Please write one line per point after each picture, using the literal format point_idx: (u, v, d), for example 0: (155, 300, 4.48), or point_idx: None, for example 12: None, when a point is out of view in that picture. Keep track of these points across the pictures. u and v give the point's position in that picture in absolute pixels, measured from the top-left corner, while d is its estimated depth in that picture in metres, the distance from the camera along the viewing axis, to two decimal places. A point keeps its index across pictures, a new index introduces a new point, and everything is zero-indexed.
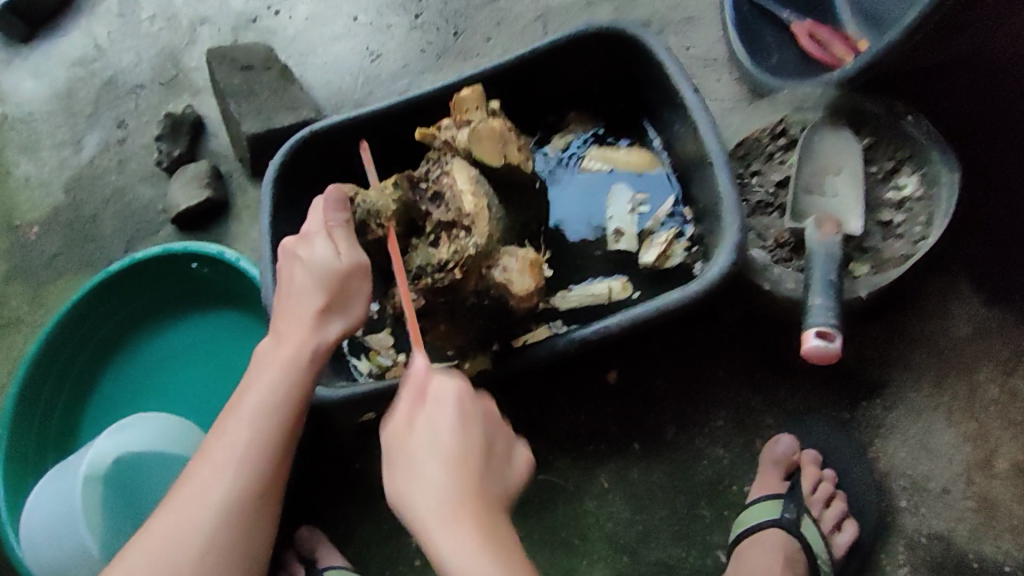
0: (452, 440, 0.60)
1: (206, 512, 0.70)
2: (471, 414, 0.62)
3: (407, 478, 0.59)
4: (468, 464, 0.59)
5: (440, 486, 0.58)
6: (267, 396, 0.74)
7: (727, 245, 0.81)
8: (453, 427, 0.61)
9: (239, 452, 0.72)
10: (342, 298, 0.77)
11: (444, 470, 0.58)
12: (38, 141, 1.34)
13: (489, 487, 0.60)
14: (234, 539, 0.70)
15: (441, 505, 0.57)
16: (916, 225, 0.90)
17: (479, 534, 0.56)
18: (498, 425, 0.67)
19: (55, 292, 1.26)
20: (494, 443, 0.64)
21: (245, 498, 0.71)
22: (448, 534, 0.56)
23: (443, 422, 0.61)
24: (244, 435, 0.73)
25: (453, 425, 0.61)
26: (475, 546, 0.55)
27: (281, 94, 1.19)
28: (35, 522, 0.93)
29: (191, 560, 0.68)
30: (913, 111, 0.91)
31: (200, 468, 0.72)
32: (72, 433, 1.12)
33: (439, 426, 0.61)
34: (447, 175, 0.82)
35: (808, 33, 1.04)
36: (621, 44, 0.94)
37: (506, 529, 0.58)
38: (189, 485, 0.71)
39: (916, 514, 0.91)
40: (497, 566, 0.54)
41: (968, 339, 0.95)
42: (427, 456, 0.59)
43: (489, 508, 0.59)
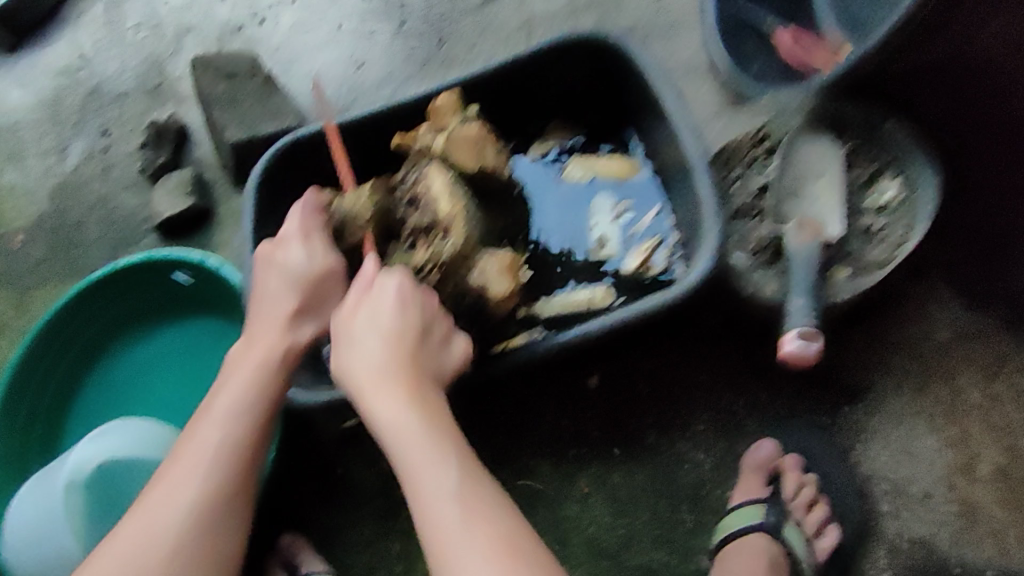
0: (389, 318, 0.71)
1: (179, 513, 0.69)
2: (410, 300, 0.73)
3: (350, 351, 0.71)
4: (402, 341, 0.71)
5: (376, 359, 0.69)
6: (241, 398, 0.74)
7: (707, 248, 0.81)
8: (392, 309, 0.72)
9: (212, 455, 0.71)
10: (317, 299, 0.78)
11: (380, 343, 0.70)
12: (23, 149, 1.34)
13: (422, 359, 0.71)
14: (208, 542, 0.69)
15: (376, 371, 0.69)
16: (895, 230, 0.91)
17: (405, 397, 0.68)
18: (439, 311, 0.76)
19: (38, 299, 1.25)
20: (433, 325, 0.74)
21: (218, 501, 0.71)
22: (378, 397, 0.68)
23: (384, 306, 0.72)
24: (220, 438, 0.72)
25: (393, 304, 0.72)
26: (402, 409, 0.67)
27: (264, 102, 1.19)
28: (19, 526, 0.94)
29: (163, 563, 0.67)
30: (893, 116, 0.93)
31: (175, 470, 0.71)
32: (52, 439, 1.11)
33: (379, 304, 0.72)
34: (423, 180, 0.81)
35: (788, 40, 1.04)
36: (605, 52, 0.94)
37: (433, 398, 0.70)
38: (163, 488, 0.70)
39: (898, 518, 0.91)
40: (416, 421, 0.67)
41: (949, 344, 0.96)
42: (367, 331, 0.71)
43: (418, 376, 0.70)
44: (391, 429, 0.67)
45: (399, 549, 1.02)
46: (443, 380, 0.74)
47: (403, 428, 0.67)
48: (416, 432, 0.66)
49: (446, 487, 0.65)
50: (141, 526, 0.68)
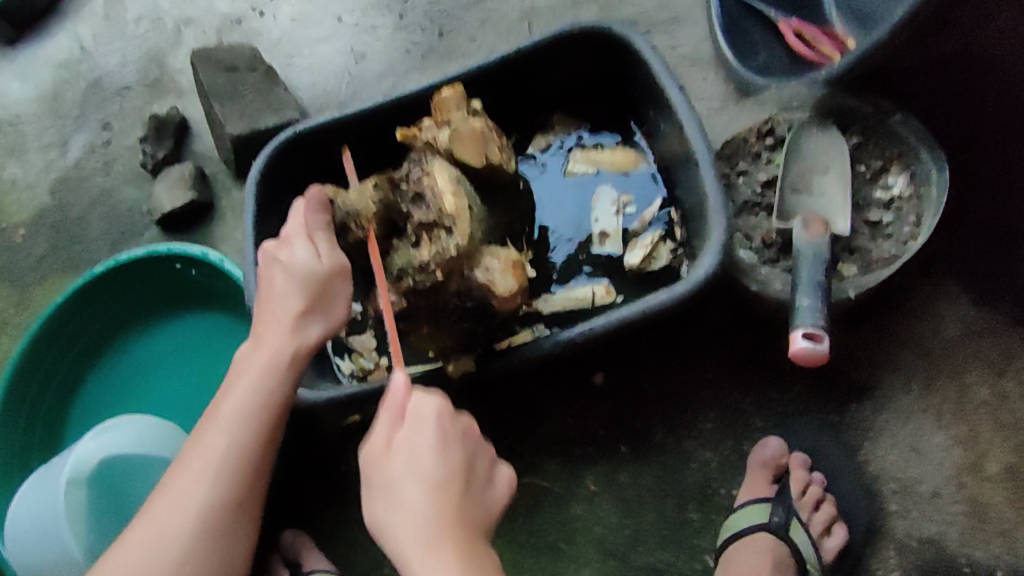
0: (432, 472, 0.65)
1: (186, 517, 0.71)
2: (452, 442, 0.68)
3: (388, 504, 0.65)
4: (447, 490, 0.65)
5: (419, 512, 0.64)
6: (246, 402, 0.75)
7: (712, 246, 0.80)
8: (433, 454, 0.66)
9: (217, 459, 0.73)
10: (323, 300, 0.76)
11: (421, 497, 0.65)
12: (24, 143, 1.32)
13: (467, 505, 0.67)
14: (216, 544, 0.72)
15: (422, 533, 0.63)
16: (904, 225, 0.90)
17: (455, 556, 0.63)
18: (478, 444, 0.72)
19: (40, 295, 1.24)
20: (474, 464, 0.70)
21: (226, 504, 0.73)
22: (427, 565, 0.62)
23: (423, 454, 0.66)
24: (226, 443, 0.73)
25: (433, 450, 0.66)
26: (450, 569, 0.62)
27: (265, 95, 1.17)
28: (22, 522, 0.93)
29: (173, 563, 0.70)
30: (900, 109, 0.90)
31: (183, 473, 0.72)
32: (57, 433, 1.11)
33: (420, 452, 0.66)
34: (428, 175, 0.79)
35: (794, 31, 1.02)
36: (610, 44, 0.93)
37: (479, 549, 0.64)
38: (171, 491, 0.73)
39: (907, 517, 0.90)
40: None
41: (958, 340, 0.95)
42: (407, 483, 0.65)
43: (466, 534, 0.65)
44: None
45: None
46: (484, 520, 0.68)
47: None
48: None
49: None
50: (150, 526, 0.70)
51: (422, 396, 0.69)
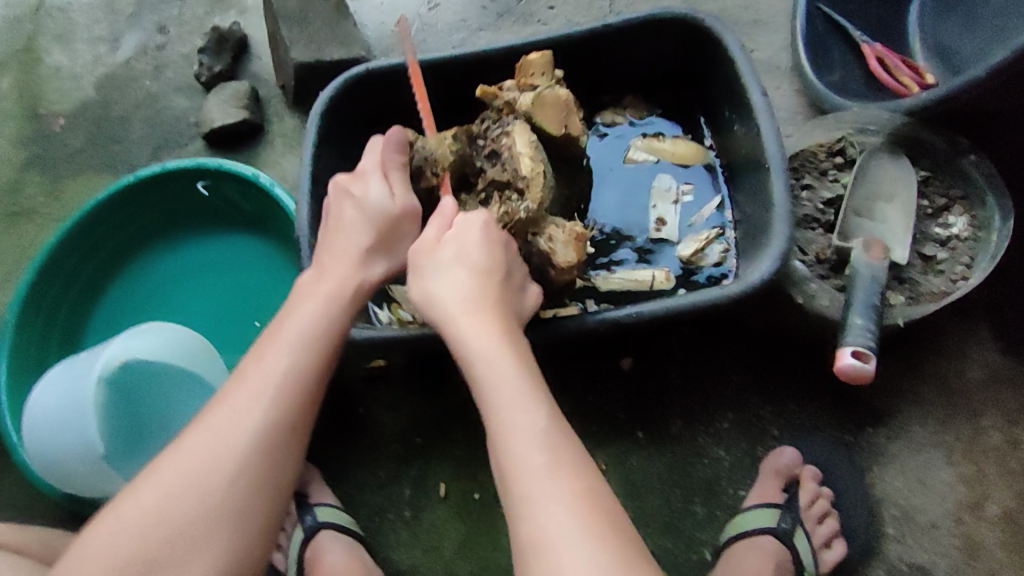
0: (479, 256, 0.71)
1: (236, 447, 0.65)
2: (496, 239, 0.73)
3: (437, 279, 0.71)
4: (491, 274, 0.71)
5: (465, 289, 0.69)
6: (310, 330, 0.71)
7: (771, 253, 0.81)
8: (480, 243, 0.72)
9: (275, 381, 0.68)
10: (389, 239, 0.77)
11: (471, 278, 0.70)
12: (74, 31, 1.31)
13: (508, 298, 0.71)
14: (265, 477, 0.66)
15: (467, 297, 0.69)
16: (957, 264, 0.90)
17: (497, 327, 0.68)
18: (518, 261, 0.76)
19: (73, 189, 1.24)
20: (514, 269, 0.74)
21: (277, 432, 0.67)
22: (472, 325, 0.67)
23: (471, 245, 0.72)
24: (286, 365, 0.69)
25: (479, 240, 0.72)
26: (499, 346, 0.66)
27: (334, 27, 1.16)
28: (43, 409, 0.94)
29: (219, 494, 0.64)
30: (976, 151, 0.90)
31: (238, 395, 0.67)
32: (74, 336, 1.11)
33: (466, 236, 0.72)
34: (507, 136, 0.80)
35: (876, 56, 1.00)
36: (697, 34, 0.92)
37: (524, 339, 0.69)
38: (220, 416, 0.66)
39: (903, 542, 0.93)
40: (508, 355, 0.66)
41: (979, 384, 0.97)
42: (458, 266, 0.71)
43: (507, 313, 0.70)
44: (481, 359, 0.65)
45: (406, 495, 1.03)
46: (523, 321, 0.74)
47: (502, 372, 0.64)
48: (513, 371, 0.65)
49: (535, 435, 0.61)
50: (200, 454, 0.64)
51: (471, 209, 0.76)
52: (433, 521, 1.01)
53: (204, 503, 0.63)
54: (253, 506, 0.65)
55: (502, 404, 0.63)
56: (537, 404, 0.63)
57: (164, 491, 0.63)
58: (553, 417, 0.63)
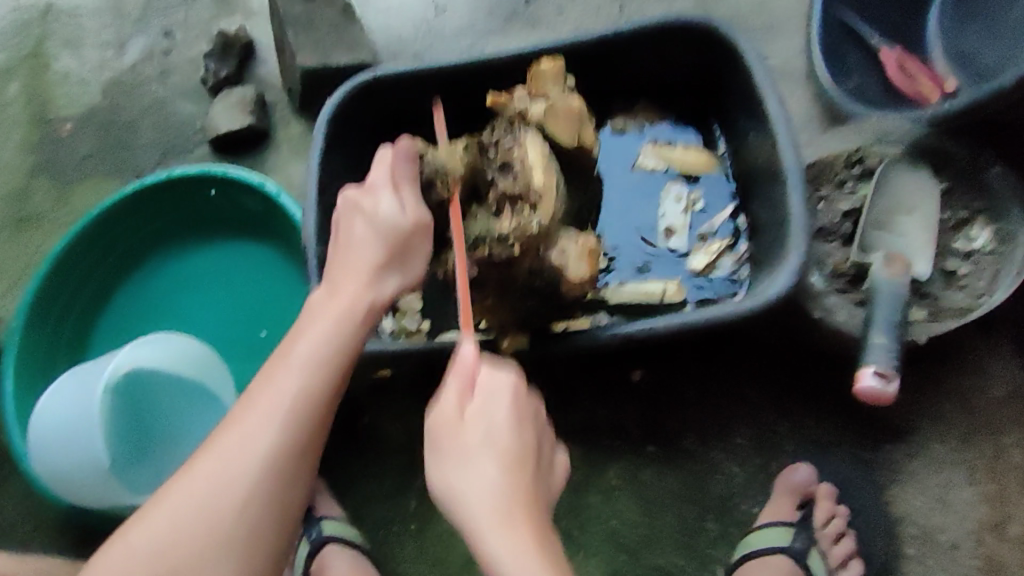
0: (510, 439, 0.61)
1: (248, 466, 0.64)
2: (526, 414, 0.64)
3: (461, 470, 0.60)
4: (522, 466, 0.61)
5: (495, 487, 0.59)
6: (320, 347, 0.69)
7: (788, 267, 0.79)
8: (511, 427, 0.62)
9: (286, 404, 0.67)
10: (403, 254, 0.75)
11: (501, 473, 0.60)
12: (81, 36, 1.29)
13: (539, 490, 0.62)
14: (277, 495, 0.65)
15: (498, 502, 0.58)
16: (979, 279, 0.87)
17: (531, 537, 0.57)
18: (547, 429, 0.68)
19: (79, 195, 1.22)
20: (543, 449, 0.66)
21: (288, 451, 0.66)
22: (504, 534, 0.57)
23: (500, 425, 0.62)
24: (298, 384, 0.67)
25: (510, 415, 0.63)
26: (528, 550, 0.56)
27: (340, 32, 1.14)
28: (44, 423, 0.91)
29: (234, 510, 0.63)
30: (1000, 163, 0.88)
31: (251, 412, 0.66)
32: (83, 342, 1.10)
33: (494, 411, 0.63)
34: (519, 147, 0.78)
35: (897, 62, 0.99)
36: (712, 41, 0.90)
37: (556, 541, 0.59)
38: (233, 433, 0.65)
39: (922, 563, 0.91)
40: (542, 569, 0.55)
41: (1002, 400, 0.94)
42: (488, 459, 0.60)
43: (541, 511, 0.60)
44: (514, 574, 0.55)
45: (414, 508, 1.01)
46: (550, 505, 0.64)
47: None
48: None
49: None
50: (212, 473, 0.63)
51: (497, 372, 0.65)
52: (441, 536, 1.00)
53: (217, 522, 0.62)
54: (265, 523, 0.64)
55: None
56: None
57: (175, 523, 0.62)
58: None
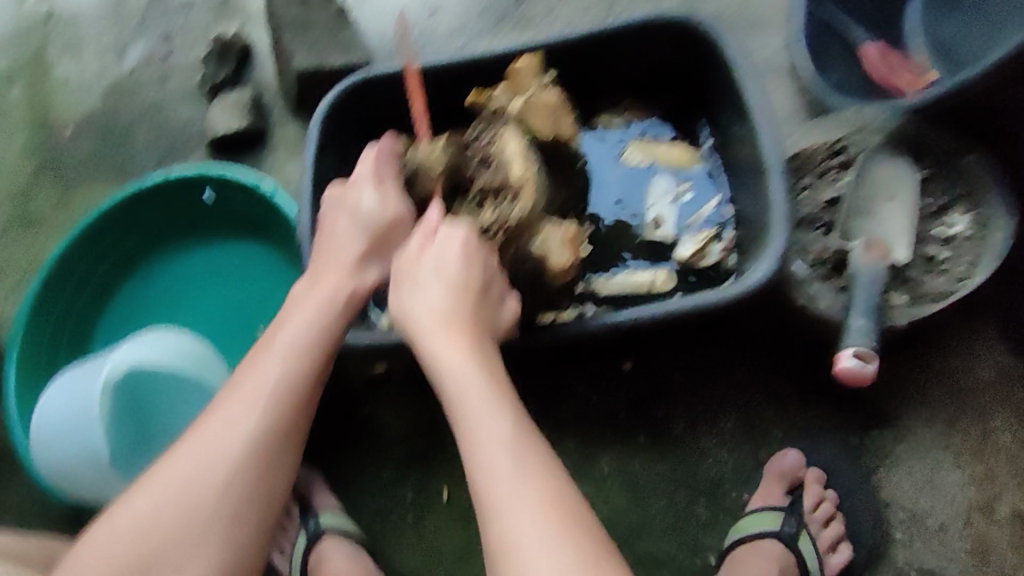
0: (456, 270, 0.70)
1: (230, 453, 0.66)
2: (474, 251, 0.72)
3: (414, 295, 0.70)
4: (466, 291, 0.70)
5: (439, 305, 0.69)
6: (302, 338, 0.72)
7: (770, 253, 0.80)
8: (459, 260, 0.71)
9: (267, 392, 0.68)
10: (383, 246, 0.78)
11: (445, 293, 0.69)
12: (81, 41, 1.32)
13: (484, 317, 0.71)
14: (259, 483, 0.67)
15: (439, 320, 0.68)
16: (959, 264, 0.89)
17: (467, 346, 0.67)
18: (498, 267, 0.75)
19: (82, 197, 1.25)
20: (492, 283, 0.73)
21: (272, 439, 0.68)
22: (442, 343, 0.67)
23: (449, 259, 0.71)
24: (279, 372, 0.69)
25: (458, 253, 0.71)
26: (465, 358, 0.67)
27: (335, 34, 1.17)
28: (45, 418, 0.94)
29: (213, 493, 0.65)
30: (977, 150, 0.89)
31: (233, 400, 0.68)
32: (83, 340, 1.12)
33: (444, 249, 0.72)
34: (497, 141, 0.81)
35: (877, 54, 1.01)
36: (696, 37, 0.92)
37: (493, 357, 0.69)
38: (216, 420, 0.67)
39: (911, 546, 0.92)
40: (477, 372, 0.66)
41: (988, 384, 0.95)
42: (434, 286, 0.70)
43: (479, 329, 0.70)
44: (453, 374, 0.66)
45: (410, 499, 1.03)
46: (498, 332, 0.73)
47: (470, 387, 0.65)
48: (482, 386, 0.65)
49: (503, 445, 0.62)
50: (195, 460, 0.66)
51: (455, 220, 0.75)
52: (436, 526, 1.01)
53: (199, 506, 0.64)
54: (247, 506, 0.66)
55: (473, 418, 0.64)
56: (518, 452, 0.62)
57: (158, 502, 0.64)
58: (520, 432, 0.64)
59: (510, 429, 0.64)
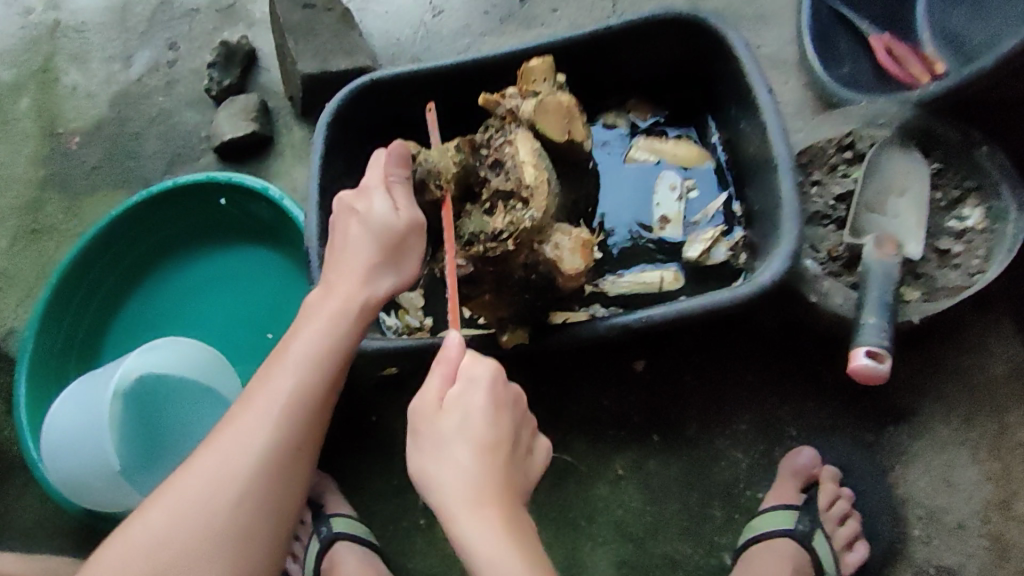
0: (486, 431, 0.63)
1: (244, 464, 0.67)
2: (503, 405, 0.65)
3: (438, 463, 0.63)
4: (496, 455, 0.63)
5: (469, 473, 0.62)
6: (313, 346, 0.71)
7: (782, 252, 0.80)
8: (487, 417, 0.64)
9: (280, 403, 0.69)
10: (397, 253, 0.77)
11: (475, 463, 0.62)
12: (88, 51, 1.32)
13: (514, 479, 0.64)
14: (273, 493, 0.68)
15: (469, 493, 0.61)
16: (973, 258, 0.88)
17: (502, 524, 0.60)
18: (525, 416, 0.69)
19: (91, 205, 1.26)
20: (520, 436, 0.67)
21: (284, 450, 0.68)
22: (475, 526, 0.60)
23: (477, 418, 0.64)
24: (292, 384, 0.70)
25: (487, 407, 0.64)
26: (499, 536, 0.59)
27: (339, 38, 1.16)
28: (59, 428, 0.95)
29: (230, 505, 0.66)
30: (989, 142, 0.88)
31: (247, 412, 0.69)
32: (95, 348, 1.13)
33: (471, 403, 0.64)
34: (510, 145, 0.80)
35: (884, 47, 0.99)
36: (701, 33, 0.91)
37: (528, 527, 0.62)
38: (230, 431, 0.68)
39: (928, 544, 0.91)
40: (514, 556, 0.59)
41: (1004, 379, 0.94)
42: (462, 449, 0.62)
43: (513, 496, 0.62)
44: (486, 561, 0.58)
45: (423, 503, 1.03)
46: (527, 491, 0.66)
47: (509, 574, 0.58)
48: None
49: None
50: (209, 470, 0.66)
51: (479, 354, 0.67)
52: (451, 529, 1.01)
53: (214, 517, 0.65)
54: (262, 518, 0.67)
55: None
56: None
57: (177, 513, 0.65)
58: None
59: None
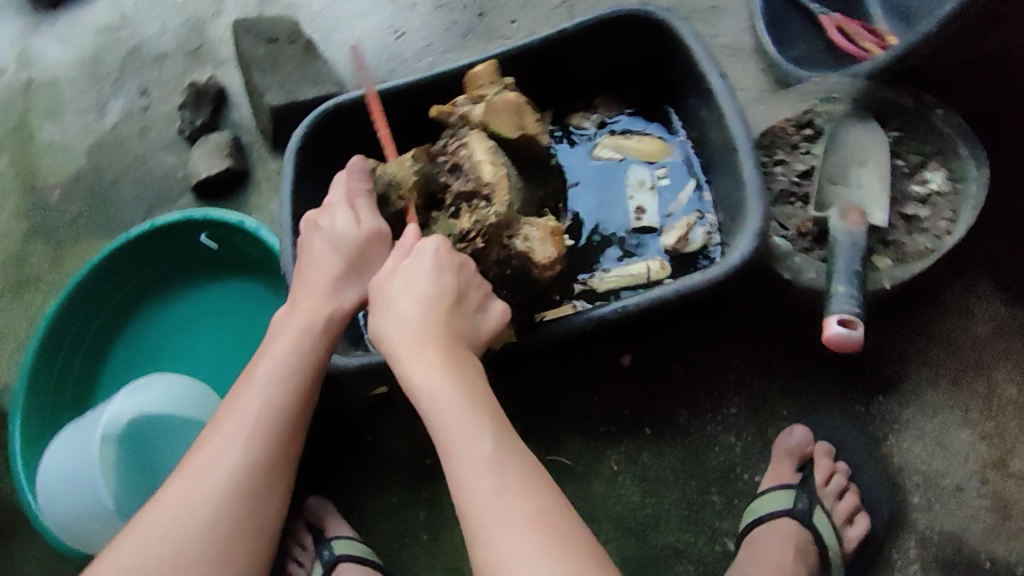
0: (427, 286, 0.71)
1: (220, 484, 0.70)
2: (447, 266, 0.72)
3: (390, 314, 0.71)
4: (439, 304, 0.71)
5: (413, 323, 0.70)
6: (282, 371, 0.74)
7: (748, 232, 0.80)
8: (430, 275, 0.72)
9: (250, 422, 0.72)
10: (361, 264, 0.78)
11: (418, 308, 0.71)
12: (62, 104, 1.34)
13: (462, 321, 0.72)
14: (250, 514, 0.70)
15: (414, 336, 0.69)
16: (939, 220, 0.89)
17: (440, 359, 0.68)
18: (477, 277, 0.75)
19: (75, 255, 1.26)
20: (469, 291, 0.74)
21: (259, 471, 0.71)
22: (416, 363, 0.68)
23: (421, 277, 0.72)
24: (261, 407, 0.73)
25: (430, 272, 0.72)
26: (436, 370, 0.68)
27: (304, 67, 1.18)
28: (51, 475, 0.95)
29: (210, 522, 0.68)
30: (943, 105, 0.90)
31: (218, 437, 0.72)
32: (86, 394, 1.13)
33: (416, 268, 0.72)
34: (465, 147, 0.82)
35: (836, 26, 1.00)
36: (653, 32, 0.94)
37: (471, 368, 0.69)
38: (204, 457, 0.71)
39: (928, 510, 0.91)
40: (453, 390, 0.67)
41: (987, 338, 0.95)
42: (406, 301, 0.71)
43: (454, 340, 0.70)
44: (429, 396, 0.67)
45: (424, 518, 1.03)
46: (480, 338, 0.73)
47: (444, 401, 0.67)
48: (455, 404, 0.67)
49: (484, 476, 0.64)
50: (188, 493, 0.69)
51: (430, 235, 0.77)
52: (453, 541, 1.01)
53: (190, 540, 0.67)
54: (238, 536, 0.70)
55: (452, 440, 0.66)
56: (510, 477, 0.65)
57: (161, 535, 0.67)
58: (498, 445, 0.66)
59: (487, 452, 0.65)
